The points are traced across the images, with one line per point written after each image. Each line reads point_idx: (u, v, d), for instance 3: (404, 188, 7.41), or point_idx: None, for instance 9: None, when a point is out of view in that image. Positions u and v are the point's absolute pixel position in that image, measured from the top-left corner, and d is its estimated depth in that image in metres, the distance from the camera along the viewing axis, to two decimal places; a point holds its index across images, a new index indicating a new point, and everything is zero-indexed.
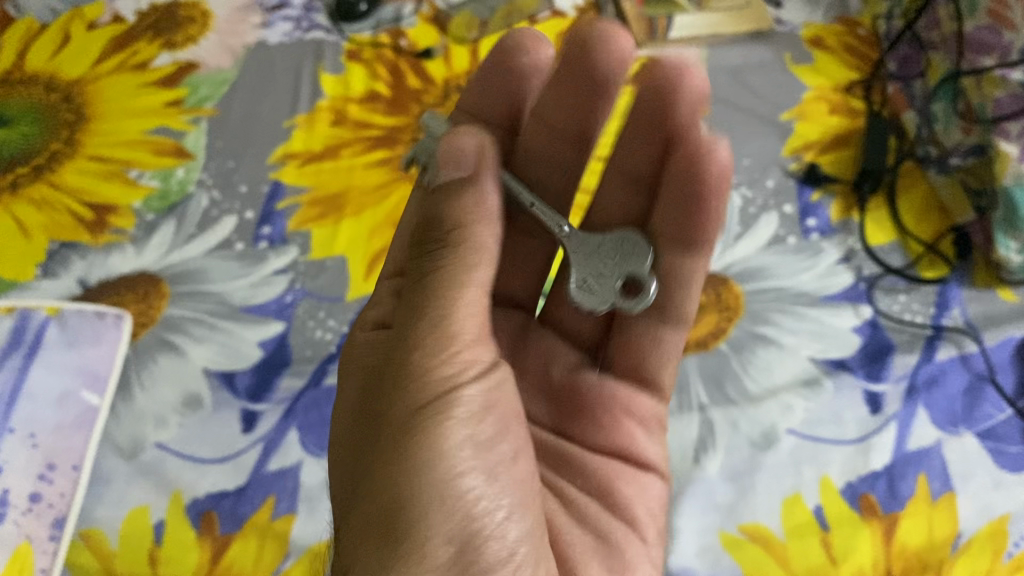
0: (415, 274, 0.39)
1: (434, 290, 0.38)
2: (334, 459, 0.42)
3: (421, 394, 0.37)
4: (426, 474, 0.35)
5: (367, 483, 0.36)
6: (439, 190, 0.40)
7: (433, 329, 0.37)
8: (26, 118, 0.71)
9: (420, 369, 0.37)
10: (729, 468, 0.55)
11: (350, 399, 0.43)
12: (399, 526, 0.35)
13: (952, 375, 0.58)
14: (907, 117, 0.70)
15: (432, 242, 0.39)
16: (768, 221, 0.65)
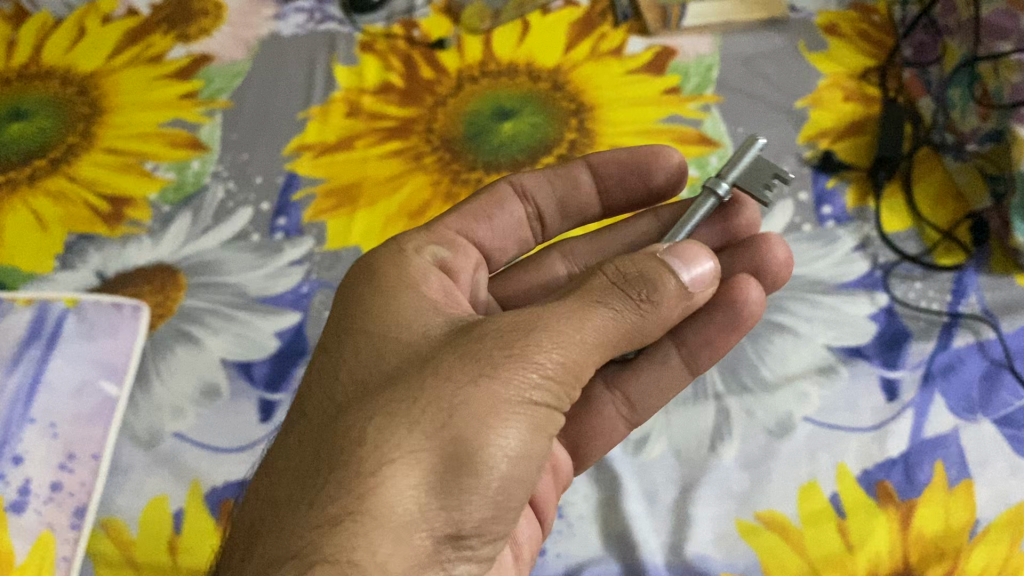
0: (588, 292, 0.38)
1: (595, 318, 0.37)
2: (362, 351, 0.39)
3: (513, 395, 0.36)
4: (469, 478, 0.35)
5: (417, 432, 0.35)
6: (626, 274, 0.38)
7: (558, 340, 0.37)
8: (42, 113, 0.72)
9: (525, 366, 0.36)
10: (745, 457, 0.55)
11: (404, 306, 0.41)
12: (422, 505, 0.34)
13: (969, 362, 0.57)
14: (922, 104, 0.70)
15: (592, 301, 0.38)
16: (783, 209, 0.65)
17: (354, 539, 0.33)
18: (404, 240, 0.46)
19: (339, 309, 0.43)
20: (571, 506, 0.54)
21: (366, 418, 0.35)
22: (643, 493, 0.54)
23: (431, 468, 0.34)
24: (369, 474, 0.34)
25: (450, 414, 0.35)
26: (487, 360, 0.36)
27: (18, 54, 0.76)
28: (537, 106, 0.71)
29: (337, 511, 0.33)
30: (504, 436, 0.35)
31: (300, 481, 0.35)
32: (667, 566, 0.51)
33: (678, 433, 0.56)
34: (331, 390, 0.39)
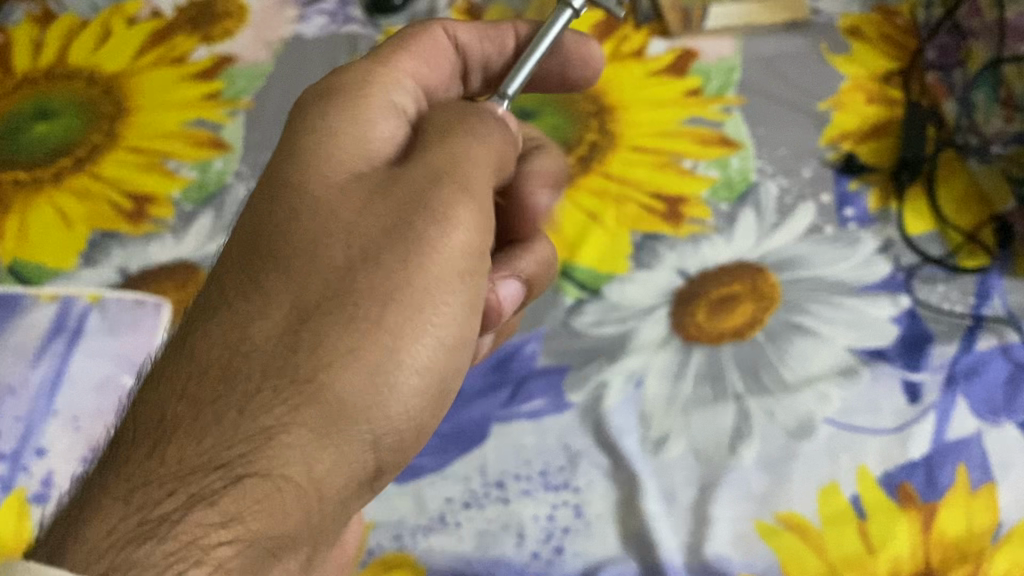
0: (448, 183, 0.38)
1: (459, 237, 0.37)
2: (279, 229, 0.37)
3: (434, 298, 0.37)
4: (380, 409, 0.36)
5: (336, 358, 0.35)
6: (464, 178, 0.39)
7: (445, 253, 0.37)
8: (68, 112, 0.73)
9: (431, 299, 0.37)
10: (765, 458, 0.55)
11: (339, 158, 0.38)
12: (334, 429, 0.34)
13: (993, 365, 0.57)
14: (946, 106, 0.69)
15: (466, 207, 0.38)
16: (805, 212, 0.65)
17: (273, 461, 0.33)
18: (351, 79, 0.41)
19: (282, 148, 0.39)
20: (588, 506, 0.54)
21: (281, 330, 0.35)
22: (662, 492, 0.54)
23: (340, 403, 0.34)
24: (286, 411, 0.34)
25: (364, 341, 0.35)
26: (390, 278, 0.36)
27: (45, 56, 0.77)
28: (558, 107, 0.71)
29: (244, 452, 0.33)
30: (419, 362, 0.37)
31: (215, 404, 0.34)
32: (685, 566, 0.51)
33: (697, 434, 0.56)
34: (261, 277, 0.36)
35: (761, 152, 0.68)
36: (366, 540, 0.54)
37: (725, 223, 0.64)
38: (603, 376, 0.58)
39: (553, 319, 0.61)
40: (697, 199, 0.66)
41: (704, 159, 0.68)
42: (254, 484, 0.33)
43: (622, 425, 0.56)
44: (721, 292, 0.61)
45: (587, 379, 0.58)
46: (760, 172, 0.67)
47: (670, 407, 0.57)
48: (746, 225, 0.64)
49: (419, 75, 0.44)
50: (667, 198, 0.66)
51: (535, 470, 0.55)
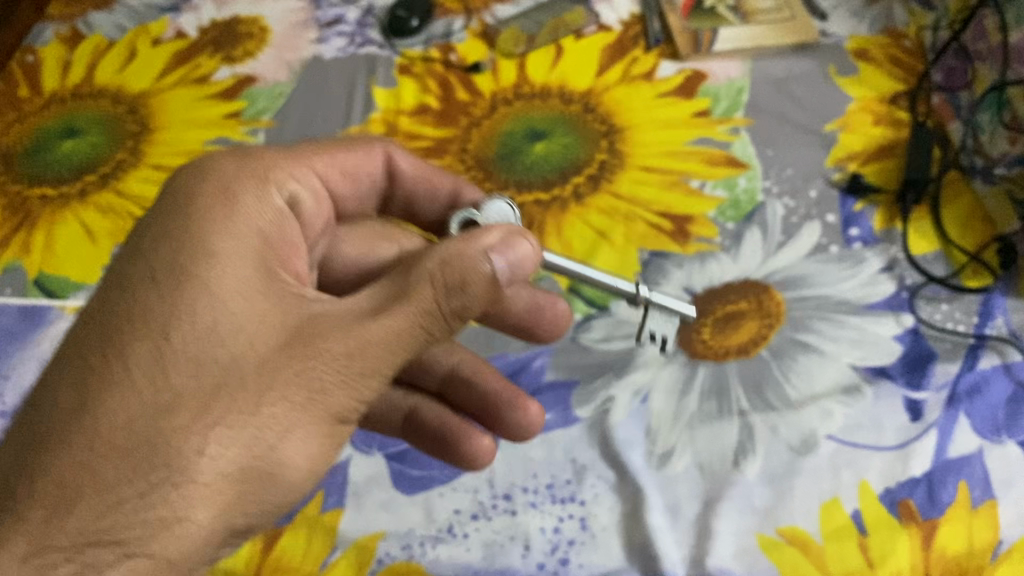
0: (414, 298, 0.39)
1: (421, 332, 0.39)
2: (191, 317, 0.38)
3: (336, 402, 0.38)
4: (271, 495, 0.37)
5: (259, 434, 0.36)
6: (443, 281, 0.39)
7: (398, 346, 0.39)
8: (94, 130, 0.75)
9: (371, 376, 0.38)
10: (768, 473, 0.56)
11: (234, 265, 0.40)
12: (232, 508, 0.36)
13: (995, 384, 0.58)
14: (952, 128, 0.70)
15: (440, 296, 0.39)
16: (811, 231, 0.66)
17: (172, 541, 0.35)
18: (237, 175, 0.43)
19: (165, 248, 0.40)
20: (594, 518, 0.55)
21: (200, 403, 0.36)
22: (666, 506, 0.55)
23: (248, 478, 0.36)
24: (193, 485, 0.35)
25: (285, 433, 0.37)
26: (353, 347, 0.38)
27: (72, 75, 0.80)
28: (569, 127, 0.72)
29: (162, 516, 0.34)
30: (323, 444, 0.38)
31: (130, 462, 0.35)
32: None
33: (702, 449, 0.57)
34: (158, 356, 0.37)
35: (768, 173, 0.69)
36: (377, 548, 0.55)
37: (732, 242, 0.66)
38: (610, 391, 0.60)
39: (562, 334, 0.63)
40: (704, 218, 0.67)
41: (711, 179, 0.69)
42: (138, 562, 0.34)
43: (627, 440, 0.58)
44: (727, 309, 0.62)
45: (595, 394, 0.60)
46: (767, 192, 0.68)
47: (675, 422, 0.58)
48: (753, 244, 0.65)
49: (293, 181, 0.46)
50: (674, 217, 0.67)
51: (542, 482, 0.57)
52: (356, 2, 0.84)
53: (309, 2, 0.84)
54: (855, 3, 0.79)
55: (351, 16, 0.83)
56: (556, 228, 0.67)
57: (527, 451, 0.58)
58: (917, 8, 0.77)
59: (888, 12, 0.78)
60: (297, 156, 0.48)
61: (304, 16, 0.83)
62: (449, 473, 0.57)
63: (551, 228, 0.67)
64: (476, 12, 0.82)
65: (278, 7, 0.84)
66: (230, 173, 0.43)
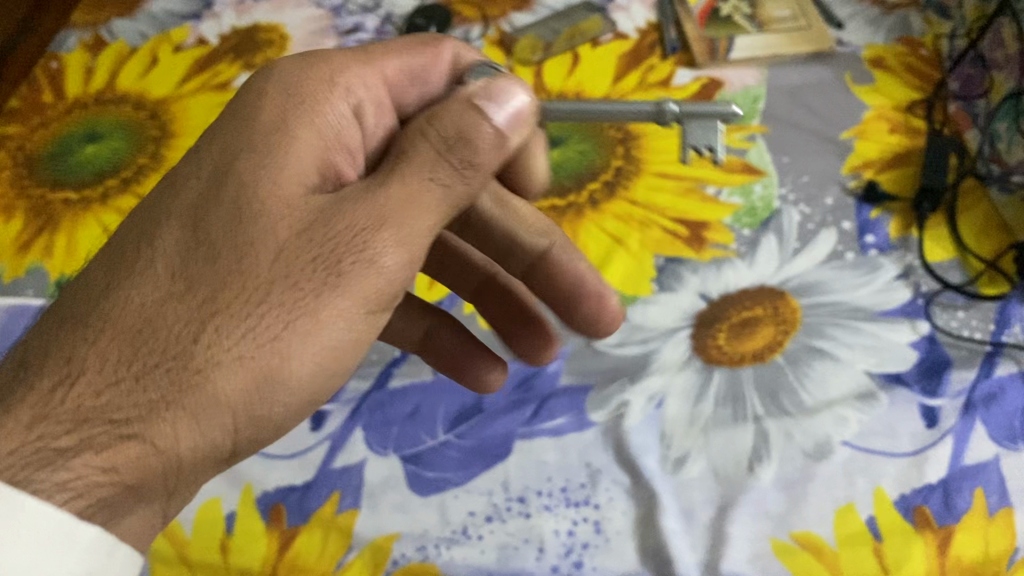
0: (418, 165, 0.38)
1: (427, 198, 0.38)
2: (227, 203, 0.38)
3: (356, 291, 0.37)
4: (281, 393, 0.36)
5: (266, 321, 0.35)
6: (438, 139, 0.38)
7: (408, 225, 0.37)
8: (116, 135, 0.76)
9: (380, 255, 0.37)
10: (783, 478, 0.56)
11: (282, 157, 0.40)
12: (236, 403, 0.35)
13: (1012, 392, 0.57)
14: (968, 136, 0.70)
15: (439, 157, 0.38)
16: (826, 238, 0.66)
17: (165, 428, 0.34)
18: (296, 80, 0.44)
19: (220, 141, 0.41)
20: (608, 522, 0.55)
21: (215, 284, 0.36)
22: (680, 510, 0.55)
23: (254, 371, 0.35)
24: (195, 371, 0.34)
25: (291, 320, 0.36)
26: (364, 226, 0.37)
27: (95, 81, 0.81)
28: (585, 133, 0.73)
29: (155, 398, 0.34)
30: (353, 320, 0.37)
31: (137, 342, 0.35)
32: None
33: (716, 454, 0.57)
34: (182, 244, 0.37)
35: (783, 180, 0.69)
36: (392, 549, 0.55)
37: (747, 249, 0.66)
38: (625, 396, 0.60)
39: (577, 339, 0.63)
40: (720, 224, 0.67)
41: (727, 186, 0.69)
42: (132, 445, 0.34)
43: (642, 444, 0.58)
44: (742, 315, 0.62)
45: (608, 398, 0.60)
46: (782, 199, 0.68)
47: (690, 426, 0.58)
48: (768, 251, 0.65)
49: (361, 90, 0.46)
50: (690, 223, 0.68)
51: (556, 486, 0.57)
52: (374, 10, 0.85)
53: (328, 9, 0.85)
54: (872, 12, 0.79)
55: (369, 24, 0.84)
56: (572, 233, 0.68)
57: (541, 454, 0.58)
58: (933, 16, 0.78)
59: (904, 21, 0.78)
60: (366, 59, 0.48)
61: (323, 24, 0.84)
62: (463, 475, 0.58)
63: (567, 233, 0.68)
64: (494, 20, 0.83)
65: (298, 14, 0.85)
66: (296, 78, 0.44)
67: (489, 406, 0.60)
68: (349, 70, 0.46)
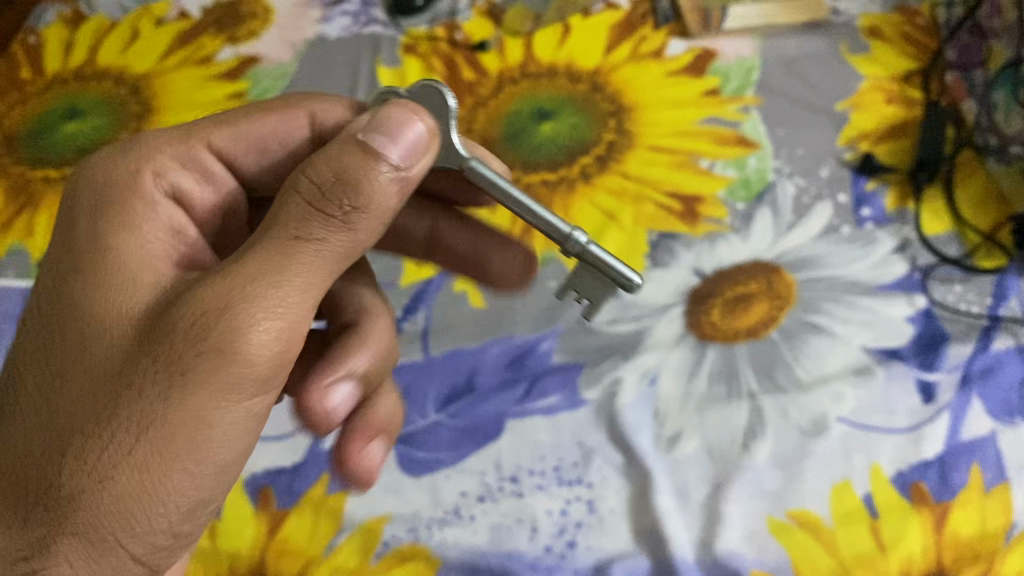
0: (286, 227, 0.35)
1: (306, 256, 0.35)
2: (70, 320, 0.38)
3: (219, 375, 0.34)
4: (159, 500, 0.35)
5: (118, 437, 0.34)
6: (332, 179, 0.35)
7: (273, 290, 0.35)
8: (97, 111, 0.75)
9: (238, 341, 0.34)
10: (778, 456, 0.55)
11: (120, 261, 0.39)
12: (111, 509, 0.35)
13: (1009, 366, 0.56)
14: (965, 107, 0.69)
15: (347, 188, 0.35)
16: (822, 212, 0.65)
17: (59, 551, 0.35)
18: (111, 169, 0.42)
19: (51, 256, 0.40)
20: (602, 501, 0.55)
21: (64, 416, 0.36)
22: (674, 489, 0.55)
23: (122, 479, 0.34)
24: (64, 500, 0.35)
25: (141, 431, 0.34)
26: (212, 311, 0.35)
27: (75, 56, 0.80)
28: (576, 107, 0.71)
29: (41, 534, 0.35)
30: (223, 400, 0.35)
31: (16, 479, 0.36)
32: (697, 561, 0.52)
33: (710, 432, 0.56)
34: (34, 371, 0.38)
35: (779, 153, 0.68)
36: (383, 531, 0.55)
37: (742, 224, 0.65)
38: (618, 373, 0.59)
39: (569, 318, 0.62)
40: (714, 198, 0.66)
41: (721, 159, 0.68)
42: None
43: (635, 423, 0.57)
44: (737, 291, 0.61)
45: (602, 376, 0.59)
46: (777, 172, 0.67)
47: (684, 404, 0.57)
48: (763, 226, 0.64)
49: (180, 167, 0.44)
50: (683, 197, 0.66)
51: (549, 465, 0.56)
52: None
53: None
54: None
55: None
56: (564, 209, 0.66)
57: (534, 433, 0.57)
58: None
59: None
60: (192, 132, 0.45)
61: None
62: (455, 456, 0.57)
63: (558, 210, 0.66)
64: None
65: None
66: (109, 169, 0.42)
67: (481, 386, 0.59)
68: (147, 149, 0.44)
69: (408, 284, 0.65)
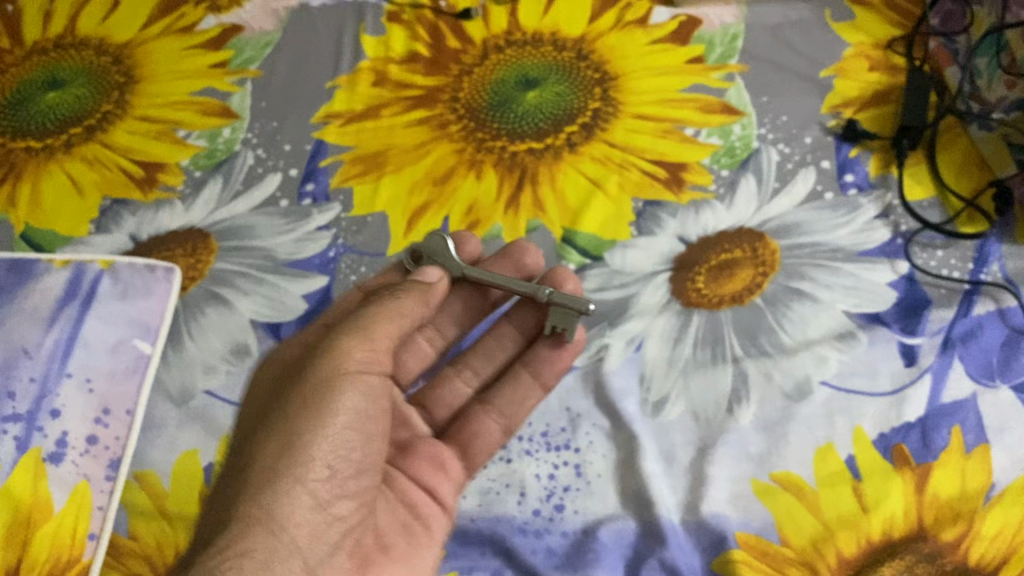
0: (381, 299, 0.53)
1: (393, 301, 0.52)
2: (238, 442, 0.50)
3: (346, 365, 0.50)
4: (301, 475, 0.47)
5: (280, 432, 0.48)
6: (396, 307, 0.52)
7: (368, 338, 0.50)
8: (78, 82, 0.76)
9: (349, 360, 0.50)
10: (762, 419, 0.56)
11: (253, 405, 0.53)
12: (273, 486, 0.46)
13: (989, 330, 0.57)
14: (948, 73, 0.69)
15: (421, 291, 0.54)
16: (805, 178, 0.65)
17: (245, 525, 0.45)
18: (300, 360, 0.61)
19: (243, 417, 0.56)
20: (589, 465, 0.55)
21: (257, 453, 0.48)
22: (660, 453, 0.55)
23: (278, 456, 0.47)
24: (247, 481, 0.47)
25: (298, 429, 0.48)
26: (347, 333, 0.51)
27: (54, 24, 0.80)
28: (562, 74, 0.71)
29: (236, 508, 0.46)
30: (353, 389, 0.49)
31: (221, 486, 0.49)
32: (682, 524, 0.53)
33: (696, 397, 0.57)
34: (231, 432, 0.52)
35: (762, 120, 0.68)
36: None
37: (726, 190, 0.65)
38: (605, 339, 0.59)
39: None
40: (698, 165, 0.67)
41: (706, 127, 0.68)
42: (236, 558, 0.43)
43: (622, 388, 0.58)
44: (722, 257, 0.61)
45: (588, 343, 0.60)
46: (761, 139, 0.67)
47: (670, 369, 0.58)
48: (747, 193, 0.65)
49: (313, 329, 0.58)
50: (668, 164, 0.67)
51: (536, 431, 0.57)
52: None
53: None
54: None
55: None
56: (550, 176, 0.67)
57: None
58: None
59: None
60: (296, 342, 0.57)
61: None
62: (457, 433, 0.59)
63: (544, 178, 0.67)
64: None
65: None
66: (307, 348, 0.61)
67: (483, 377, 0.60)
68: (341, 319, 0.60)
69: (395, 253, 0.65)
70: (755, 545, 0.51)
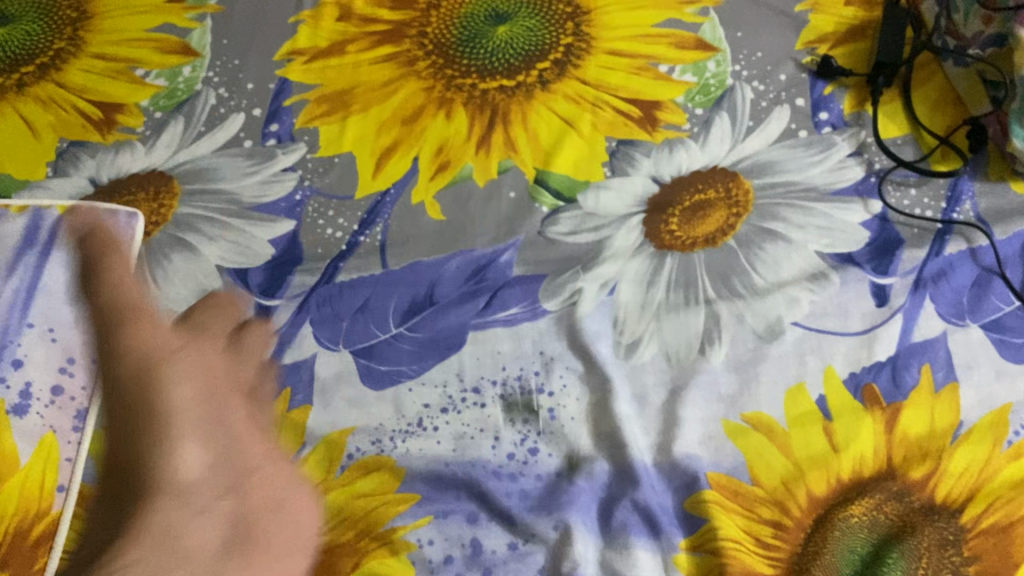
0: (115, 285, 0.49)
1: (112, 284, 0.49)
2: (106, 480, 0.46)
3: (134, 350, 0.47)
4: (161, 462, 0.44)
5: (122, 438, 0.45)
6: (197, 316, 0.50)
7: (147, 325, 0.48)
8: (29, 16, 0.73)
9: (138, 338, 0.47)
10: (733, 360, 0.56)
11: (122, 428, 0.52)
12: (147, 494, 0.43)
13: (960, 269, 0.57)
14: (924, 7, 0.67)
15: (232, 322, 0.51)
16: (780, 116, 0.64)
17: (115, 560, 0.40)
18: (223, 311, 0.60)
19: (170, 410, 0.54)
20: (562, 409, 0.55)
21: (122, 460, 0.45)
22: (633, 395, 0.55)
23: (127, 472, 0.44)
24: (123, 512, 0.42)
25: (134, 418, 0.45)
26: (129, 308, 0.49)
27: None
28: (533, 8, 0.69)
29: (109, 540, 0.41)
30: (155, 341, 0.47)
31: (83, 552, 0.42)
32: (655, 464, 0.53)
33: (668, 338, 0.57)
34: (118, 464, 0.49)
35: (737, 56, 0.67)
36: (346, 445, 0.55)
37: (700, 129, 0.64)
38: (578, 283, 0.59)
39: (530, 229, 0.62)
40: (672, 103, 0.65)
41: (680, 64, 0.67)
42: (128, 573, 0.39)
43: (594, 331, 0.57)
44: (695, 198, 0.61)
45: (561, 287, 0.59)
46: (736, 76, 0.66)
47: (642, 312, 0.58)
48: (721, 131, 0.64)
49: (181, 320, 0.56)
50: (642, 103, 0.66)
51: (511, 375, 0.56)
52: None
53: None
54: None
55: None
56: (521, 116, 0.65)
57: (495, 345, 0.57)
58: None
59: None
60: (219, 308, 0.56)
61: None
62: (418, 368, 0.57)
63: (515, 117, 0.65)
64: None
65: None
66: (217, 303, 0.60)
67: (441, 299, 0.59)
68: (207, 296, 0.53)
69: (363, 196, 0.64)
70: (726, 485, 0.52)
